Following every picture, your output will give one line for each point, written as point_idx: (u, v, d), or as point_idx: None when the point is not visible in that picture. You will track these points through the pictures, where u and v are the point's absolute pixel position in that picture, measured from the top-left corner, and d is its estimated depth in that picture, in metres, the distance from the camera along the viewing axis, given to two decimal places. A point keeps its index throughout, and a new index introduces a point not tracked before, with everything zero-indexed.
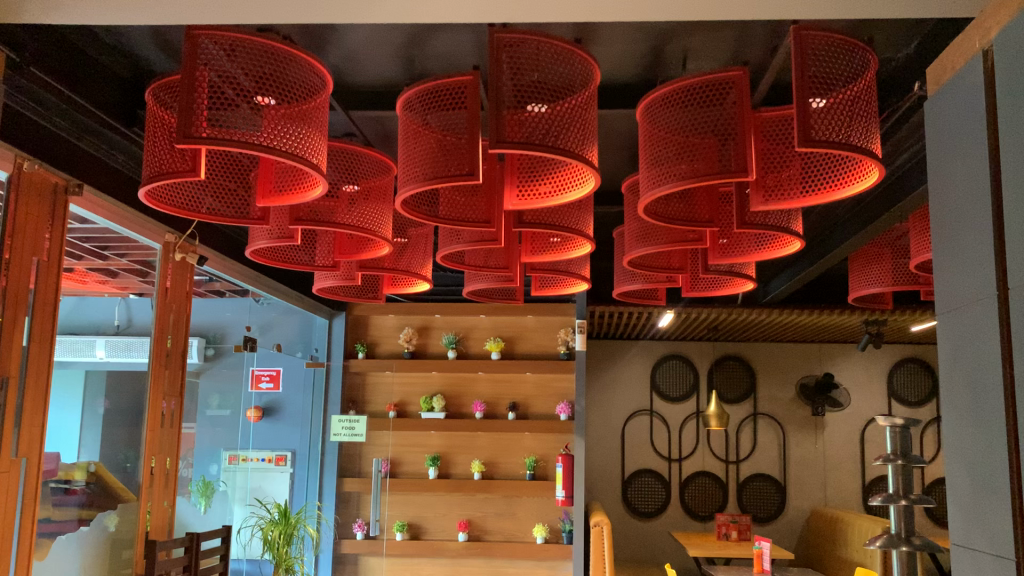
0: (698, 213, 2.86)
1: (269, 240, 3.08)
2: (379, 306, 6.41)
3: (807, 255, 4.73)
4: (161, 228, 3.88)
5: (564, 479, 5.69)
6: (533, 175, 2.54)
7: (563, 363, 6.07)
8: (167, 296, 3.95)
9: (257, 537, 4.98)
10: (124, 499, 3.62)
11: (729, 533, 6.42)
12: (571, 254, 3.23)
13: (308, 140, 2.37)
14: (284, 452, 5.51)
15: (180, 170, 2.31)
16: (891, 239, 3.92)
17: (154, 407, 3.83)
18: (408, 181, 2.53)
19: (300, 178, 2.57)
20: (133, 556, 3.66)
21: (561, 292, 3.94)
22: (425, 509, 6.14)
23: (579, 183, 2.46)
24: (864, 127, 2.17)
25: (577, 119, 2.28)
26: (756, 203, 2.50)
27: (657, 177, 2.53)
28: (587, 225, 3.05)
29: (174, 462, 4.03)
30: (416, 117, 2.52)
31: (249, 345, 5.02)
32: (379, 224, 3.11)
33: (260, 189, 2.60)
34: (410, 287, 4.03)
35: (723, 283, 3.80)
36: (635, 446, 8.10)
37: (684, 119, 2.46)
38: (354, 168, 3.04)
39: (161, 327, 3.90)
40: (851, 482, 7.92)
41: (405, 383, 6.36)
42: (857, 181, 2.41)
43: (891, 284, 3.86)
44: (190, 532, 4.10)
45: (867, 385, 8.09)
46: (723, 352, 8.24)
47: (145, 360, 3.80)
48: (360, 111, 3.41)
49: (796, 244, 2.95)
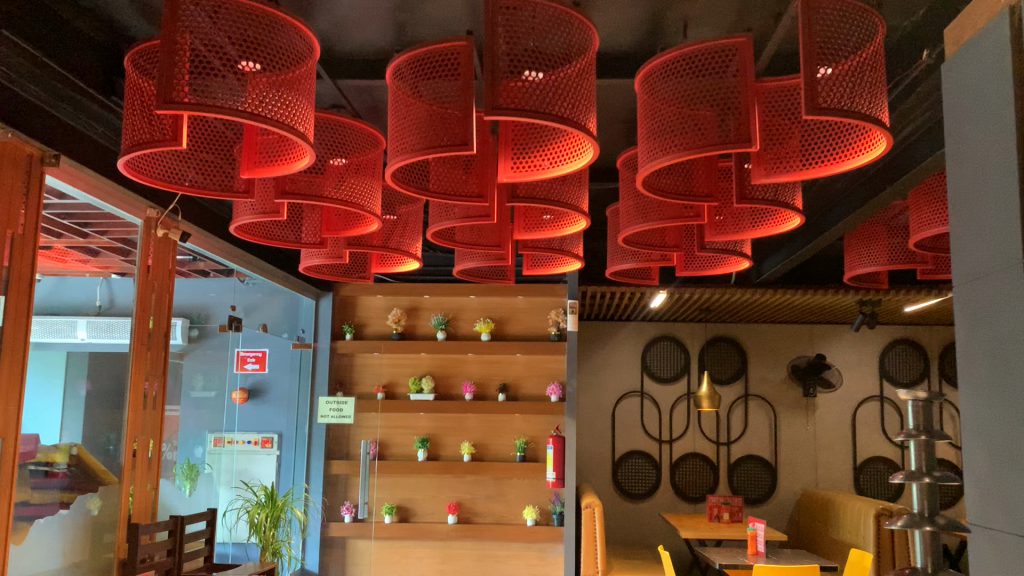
0: (695, 187, 2.78)
1: (253, 215, 2.99)
2: (367, 286, 6.30)
3: (802, 234, 4.68)
4: (142, 204, 3.77)
5: (554, 462, 5.64)
6: (528, 146, 2.46)
7: (554, 343, 6.02)
8: (149, 275, 3.85)
9: (243, 520, 4.91)
10: (105, 482, 3.52)
11: (721, 514, 6.40)
12: (565, 231, 3.14)
13: (294, 107, 2.29)
14: (271, 434, 5.47)
15: (160, 139, 2.21)
16: (888, 218, 3.88)
17: (135, 389, 3.74)
18: (400, 152, 2.45)
19: (286, 149, 2.47)
20: (115, 540, 3.55)
21: (554, 271, 3.86)
22: (414, 492, 6.06)
23: (577, 154, 2.38)
24: (872, 97, 2.10)
25: (574, 87, 2.21)
26: (758, 175, 2.43)
27: (657, 148, 2.46)
28: (583, 200, 2.97)
29: (158, 443, 3.93)
30: (407, 87, 2.43)
31: (234, 325, 4.93)
32: (367, 199, 3.03)
33: (244, 160, 2.50)
34: (400, 266, 3.93)
35: (720, 261, 3.72)
36: (626, 428, 8.08)
37: (685, 89, 2.38)
38: (341, 142, 2.95)
39: (143, 307, 3.80)
40: (842, 463, 7.91)
41: (393, 365, 6.26)
42: (865, 151, 2.29)
43: (888, 263, 3.82)
44: (174, 516, 4.01)
45: (858, 366, 8.09)
46: (715, 334, 8.21)
47: (127, 341, 3.70)
48: (350, 80, 3.31)
49: (796, 220, 2.88)
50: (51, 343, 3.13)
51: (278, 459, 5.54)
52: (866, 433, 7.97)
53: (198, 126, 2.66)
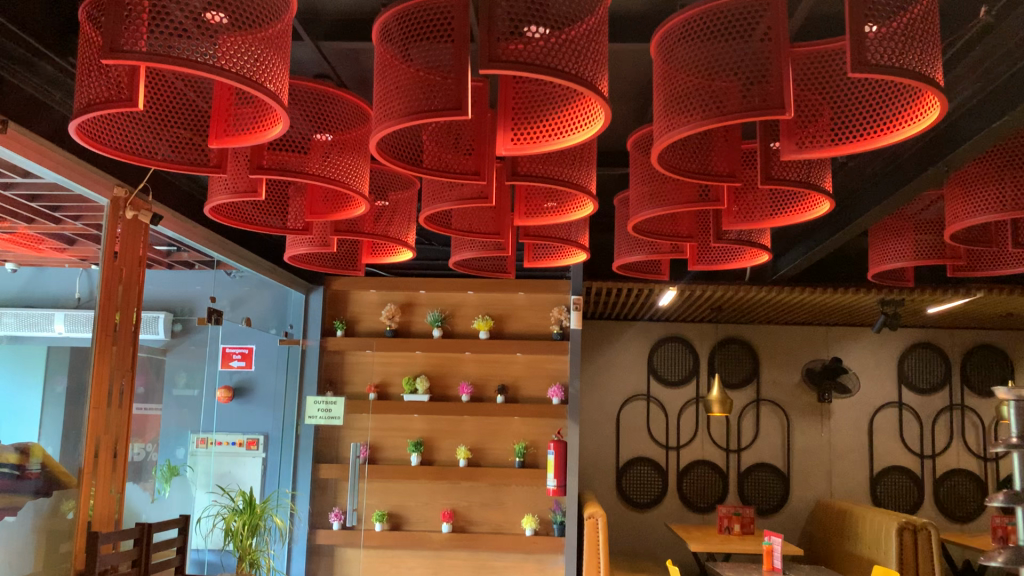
0: (714, 166, 2.49)
1: (230, 194, 2.71)
2: (360, 280, 6.05)
3: (822, 228, 4.42)
4: (110, 181, 3.44)
5: (556, 468, 5.34)
6: (529, 117, 2.20)
7: (557, 342, 5.73)
8: (115, 261, 3.50)
9: (219, 527, 4.62)
10: (64, 484, 3.19)
11: (731, 526, 6.13)
12: (570, 216, 2.88)
13: (268, 64, 2.02)
14: (256, 436, 5.23)
15: (114, 99, 1.96)
16: (917, 212, 3.62)
17: (99, 384, 3.37)
18: (383, 120, 2.18)
19: (260, 115, 2.20)
20: (71, 550, 3.19)
21: (557, 263, 3.59)
22: (406, 498, 5.79)
23: (586, 122, 2.11)
24: (928, 55, 1.83)
25: (586, 46, 1.93)
26: (788, 150, 2.16)
27: (675, 119, 2.19)
28: (590, 181, 2.69)
29: (125, 442, 3.59)
30: (395, 49, 2.16)
31: (214, 317, 4.60)
32: (355, 178, 2.77)
33: (212, 129, 2.23)
34: (392, 256, 3.66)
35: (738, 254, 3.44)
36: (630, 433, 7.80)
37: (707, 55, 2.13)
38: (326, 116, 2.68)
39: (109, 298, 3.44)
40: (858, 472, 7.64)
41: (385, 363, 6.00)
42: (912, 124, 2.03)
43: (915, 259, 3.57)
44: (142, 523, 3.67)
45: (875, 371, 7.82)
46: (725, 335, 7.94)
47: (88, 336, 3.34)
48: (334, 42, 3.06)
49: (826, 204, 2.62)
50: (31, 338, 3.04)
51: (263, 462, 5.27)
52: (884, 440, 7.69)
53: (170, 99, 2.42)
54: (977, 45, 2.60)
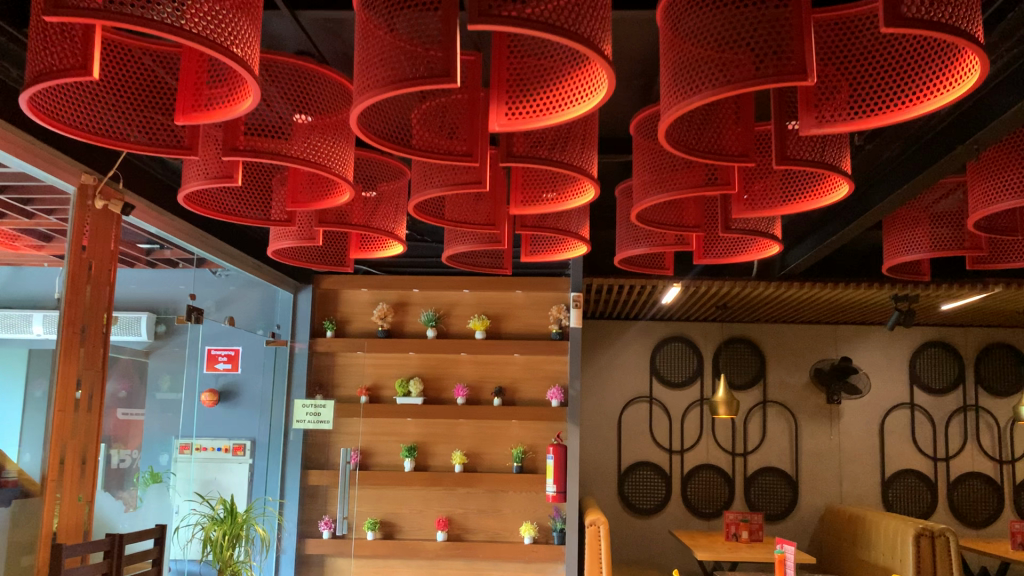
0: (726, 147, 2.30)
1: (205, 181, 2.52)
2: (351, 279, 5.85)
3: (833, 220, 4.24)
4: (77, 168, 3.23)
5: (555, 473, 5.15)
6: (525, 89, 2.02)
7: (556, 342, 5.56)
8: (83, 255, 3.30)
9: (197, 538, 4.40)
10: (28, 492, 2.98)
11: (739, 533, 5.94)
12: (571, 204, 2.69)
13: (236, 27, 1.83)
14: (243, 441, 5.03)
15: (66, 68, 1.77)
16: (935, 200, 3.46)
17: (64, 386, 3.17)
18: (364, 92, 1.99)
19: (231, 86, 2.01)
20: (34, 563, 2.98)
21: (557, 257, 3.41)
22: (400, 505, 5.60)
23: (588, 93, 1.92)
24: (969, 9, 1.64)
25: (588, 5, 1.74)
26: (808, 123, 1.98)
27: (682, 89, 2.00)
28: (593, 165, 2.50)
29: (96, 447, 3.38)
30: (378, 17, 1.98)
31: (194, 316, 4.35)
32: (339, 163, 2.58)
33: (181, 103, 2.05)
34: (382, 250, 3.48)
35: (747, 246, 3.26)
36: (632, 438, 7.61)
37: (720, 21, 1.94)
38: (307, 96, 2.49)
39: (76, 297, 3.24)
40: (869, 476, 7.45)
41: (377, 365, 5.82)
42: (945, 92, 1.85)
43: (932, 251, 3.41)
44: (113, 533, 3.45)
45: (886, 371, 7.63)
46: (731, 335, 7.76)
47: (54, 338, 3.13)
48: (314, 12, 2.89)
49: (845, 187, 2.44)
50: (9, 340, 2.91)
51: (250, 468, 5.08)
52: (896, 442, 7.50)
53: (138, 76, 2.26)
54: (1013, 8, 2.41)
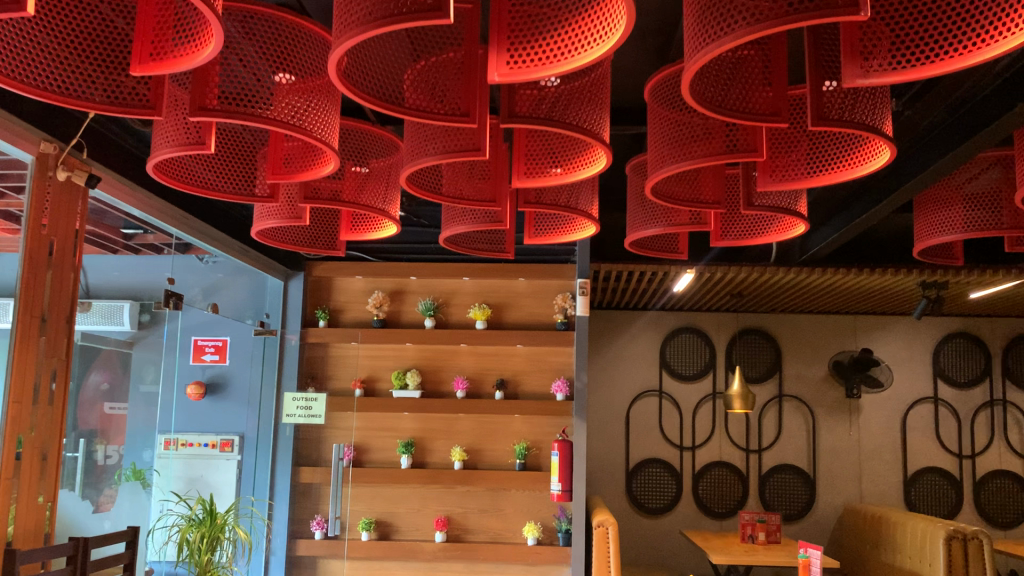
0: (754, 107, 2.05)
1: (174, 148, 2.28)
2: (346, 265, 5.61)
3: (857, 202, 4.01)
4: (34, 135, 2.97)
5: (560, 470, 4.92)
6: (530, 35, 1.77)
7: (561, 333, 5.31)
8: (43, 233, 3.05)
9: (174, 541, 4.13)
10: None
11: (755, 534, 5.70)
12: (581, 173, 2.42)
13: None
14: (231, 436, 4.77)
15: None
16: (968, 177, 3.23)
17: (20, 375, 2.92)
18: (346, 31, 1.73)
19: (195, 32, 1.76)
20: None
21: (564, 238, 3.16)
22: (397, 504, 5.37)
23: (601, 35, 1.67)
24: None
25: None
26: (851, 74, 1.71)
27: (706, 34, 1.74)
28: (605, 128, 2.24)
29: (58, 442, 3.13)
30: None
31: (173, 302, 4.05)
32: (325, 131, 2.33)
33: (137, 51, 1.81)
34: (376, 231, 3.24)
35: (769, 225, 3.01)
36: (640, 433, 7.36)
37: None
38: (289, 54, 2.24)
39: (35, 283, 3.00)
40: (889, 474, 7.21)
41: (372, 356, 5.59)
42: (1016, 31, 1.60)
43: (966, 231, 3.18)
44: (78, 536, 3.21)
45: (907, 363, 7.37)
46: (744, 325, 7.51)
47: (9, 324, 2.89)
48: None
49: (884, 153, 2.20)
50: None
51: (239, 465, 4.82)
52: (918, 438, 7.26)
53: (99, 29, 2.02)
54: None
